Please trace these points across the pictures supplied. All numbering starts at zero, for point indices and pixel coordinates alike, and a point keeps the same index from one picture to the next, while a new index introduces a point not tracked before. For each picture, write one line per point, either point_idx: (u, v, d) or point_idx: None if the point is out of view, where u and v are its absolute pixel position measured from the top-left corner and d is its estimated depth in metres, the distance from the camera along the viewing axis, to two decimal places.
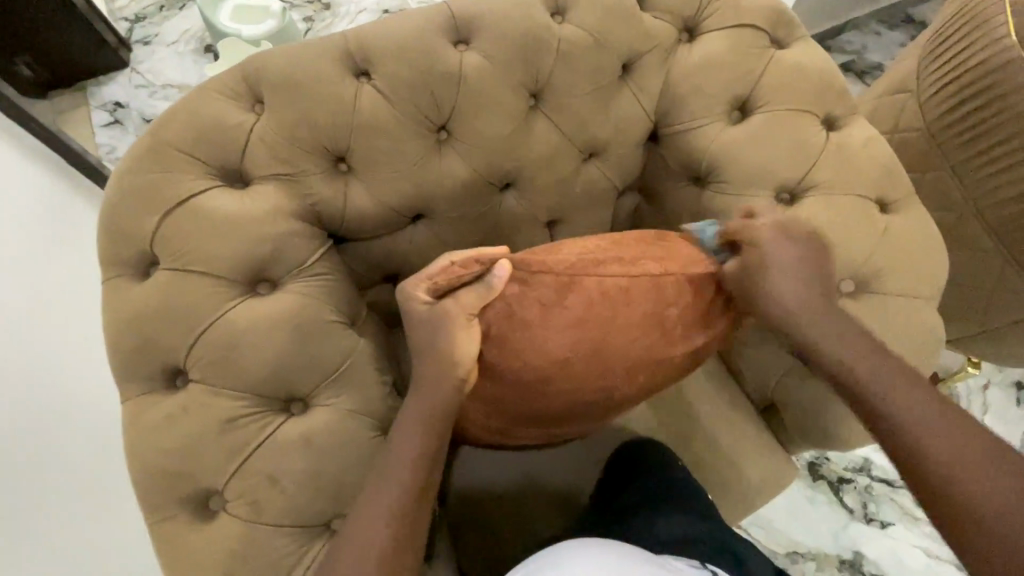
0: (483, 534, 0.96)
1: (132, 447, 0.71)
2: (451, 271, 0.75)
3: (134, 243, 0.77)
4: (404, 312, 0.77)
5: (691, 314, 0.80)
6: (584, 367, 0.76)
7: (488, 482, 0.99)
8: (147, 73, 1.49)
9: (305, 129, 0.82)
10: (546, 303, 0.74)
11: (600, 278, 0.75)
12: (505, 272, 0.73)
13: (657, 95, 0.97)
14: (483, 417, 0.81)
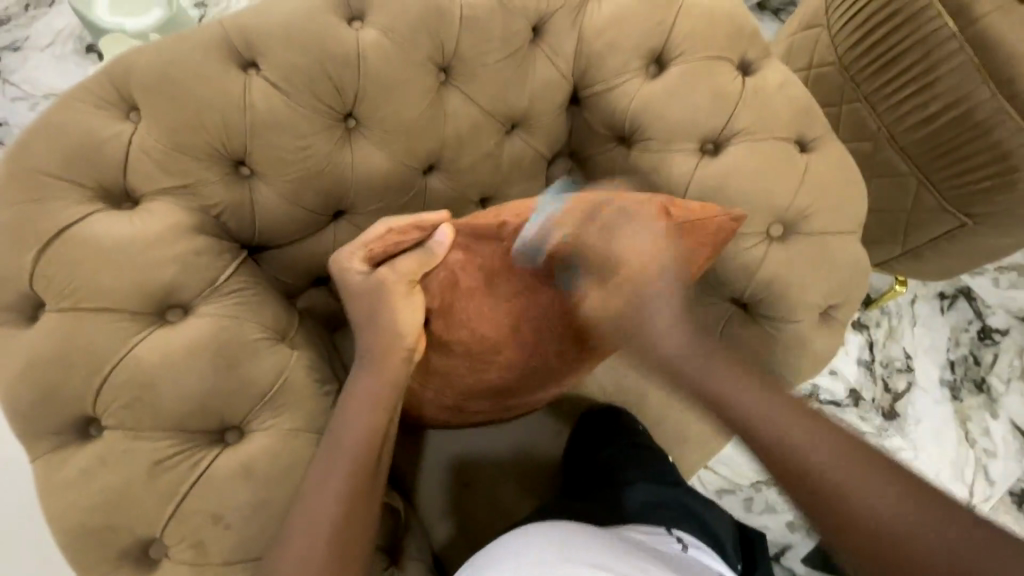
0: (455, 524, 0.95)
1: (50, 509, 0.65)
2: (389, 240, 0.75)
3: (12, 286, 0.68)
4: (338, 280, 0.76)
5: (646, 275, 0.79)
6: (536, 337, 0.77)
7: (453, 471, 0.97)
8: (21, 83, 1.32)
9: (192, 133, 0.74)
10: (490, 275, 0.74)
11: (548, 241, 0.73)
12: (447, 236, 0.73)
13: (573, 56, 0.93)
14: (435, 395, 0.80)
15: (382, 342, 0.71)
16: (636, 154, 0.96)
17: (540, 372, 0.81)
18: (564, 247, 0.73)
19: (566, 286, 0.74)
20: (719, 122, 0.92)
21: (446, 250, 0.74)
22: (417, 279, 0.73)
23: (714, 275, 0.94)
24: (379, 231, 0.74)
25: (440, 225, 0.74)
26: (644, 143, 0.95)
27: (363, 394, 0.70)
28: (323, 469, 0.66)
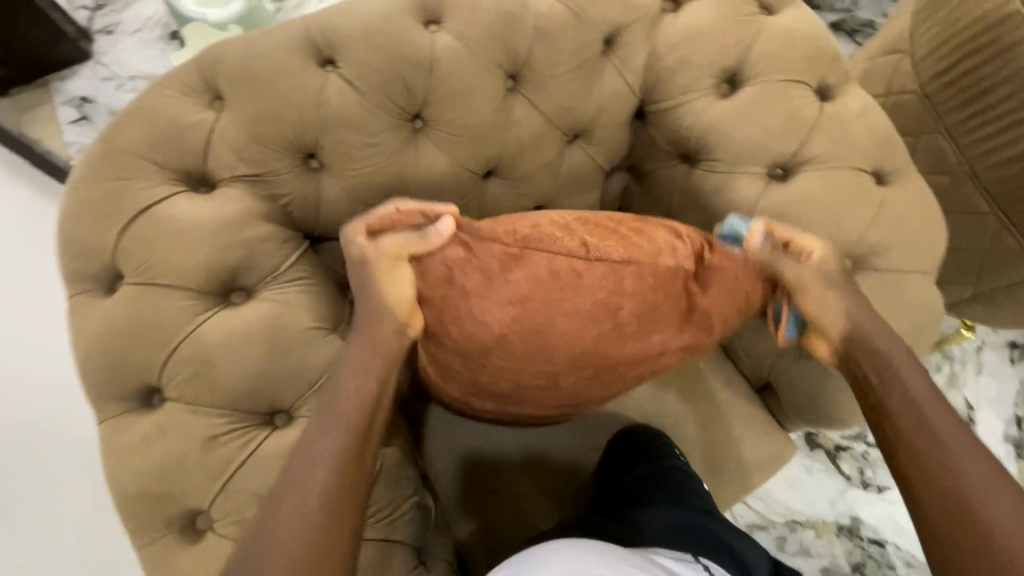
0: (481, 528, 0.95)
1: (111, 470, 0.68)
2: (395, 221, 0.73)
3: (96, 256, 0.72)
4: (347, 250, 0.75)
5: (654, 310, 0.73)
6: (524, 345, 0.71)
7: (483, 475, 0.97)
8: (111, 65, 1.42)
9: (269, 125, 0.77)
10: (489, 273, 0.69)
11: (552, 256, 0.69)
12: (447, 227, 0.69)
13: (643, 70, 0.92)
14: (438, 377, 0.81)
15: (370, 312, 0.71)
16: (699, 175, 0.94)
17: (535, 386, 0.77)
18: (569, 269, 0.69)
19: (561, 313, 0.70)
20: (791, 147, 0.89)
21: (444, 242, 0.69)
22: (408, 257, 0.71)
23: None
24: (387, 211, 0.72)
25: (442, 216, 0.70)
26: (708, 163, 0.92)
27: (342, 390, 0.67)
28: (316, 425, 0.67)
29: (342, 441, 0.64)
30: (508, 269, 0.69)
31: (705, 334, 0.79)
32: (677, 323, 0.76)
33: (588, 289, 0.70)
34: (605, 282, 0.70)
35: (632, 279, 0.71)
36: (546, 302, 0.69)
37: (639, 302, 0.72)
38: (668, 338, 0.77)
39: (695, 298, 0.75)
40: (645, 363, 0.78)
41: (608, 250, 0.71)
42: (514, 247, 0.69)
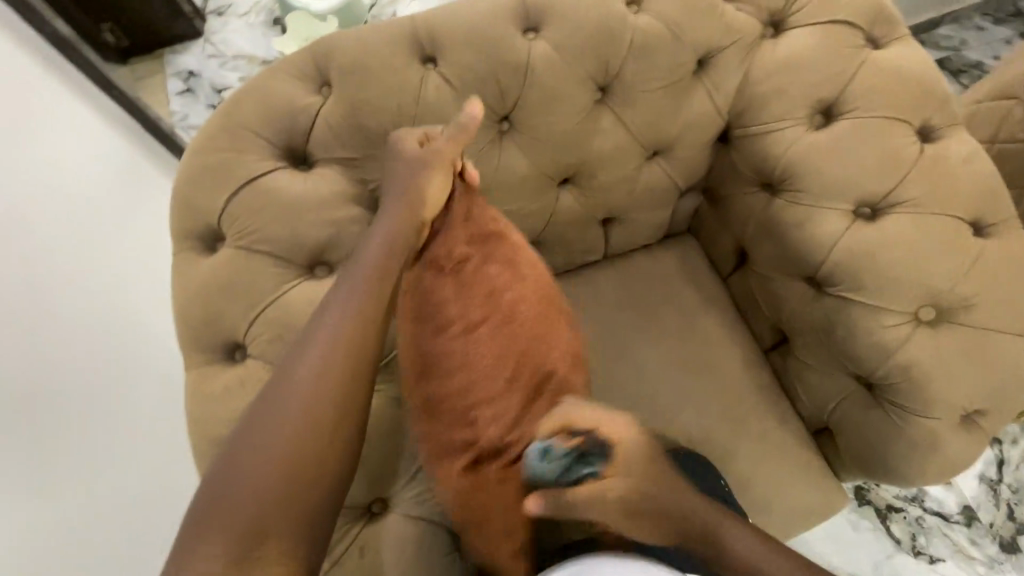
0: None
1: (191, 415, 0.74)
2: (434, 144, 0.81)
3: (203, 218, 0.79)
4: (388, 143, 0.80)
5: (494, 358, 0.74)
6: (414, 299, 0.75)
7: None
8: (218, 44, 1.54)
9: (370, 114, 0.82)
10: (452, 238, 0.77)
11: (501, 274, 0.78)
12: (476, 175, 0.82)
13: (733, 93, 0.92)
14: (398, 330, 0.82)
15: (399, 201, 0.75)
16: (780, 204, 0.92)
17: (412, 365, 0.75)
18: (501, 286, 0.77)
19: (453, 321, 0.74)
20: (884, 186, 0.86)
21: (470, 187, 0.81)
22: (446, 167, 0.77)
23: (837, 344, 0.89)
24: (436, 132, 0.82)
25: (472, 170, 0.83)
26: (791, 194, 0.90)
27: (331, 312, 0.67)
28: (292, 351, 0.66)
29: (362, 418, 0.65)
30: (473, 257, 0.77)
31: (505, 404, 0.73)
32: (490, 407, 0.72)
33: (505, 316, 0.76)
34: (518, 321, 0.76)
35: (535, 329, 0.78)
36: (467, 297, 0.75)
37: (494, 343, 0.74)
38: (508, 412, 0.72)
39: (514, 375, 0.74)
40: (445, 425, 0.73)
41: (537, 308, 0.79)
42: (488, 252, 0.78)
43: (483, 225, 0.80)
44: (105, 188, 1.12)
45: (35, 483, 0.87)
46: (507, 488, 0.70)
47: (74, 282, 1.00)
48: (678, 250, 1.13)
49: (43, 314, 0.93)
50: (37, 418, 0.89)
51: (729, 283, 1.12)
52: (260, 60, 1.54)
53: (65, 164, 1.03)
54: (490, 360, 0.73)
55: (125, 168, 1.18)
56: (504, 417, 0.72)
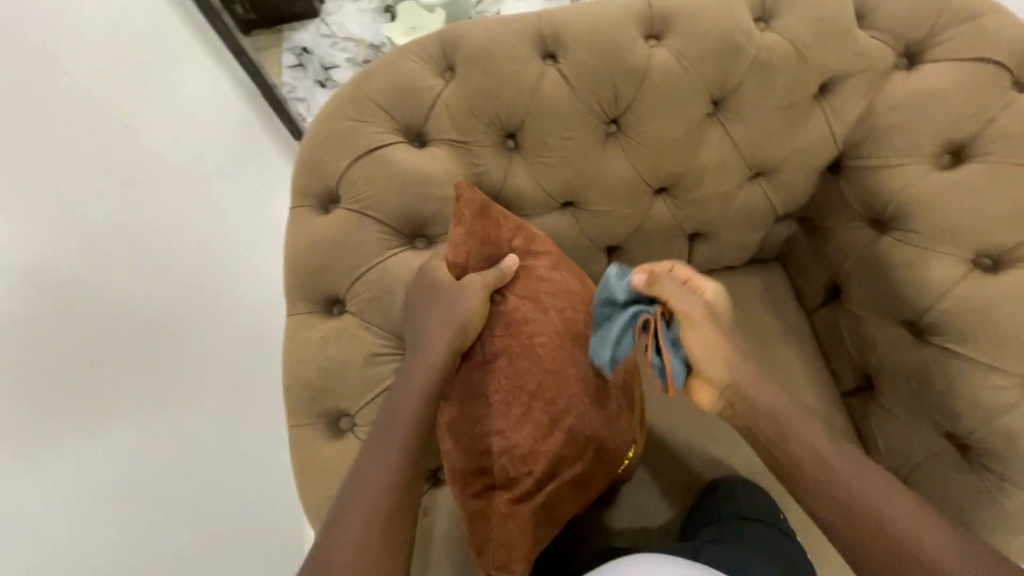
0: None
1: (287, 357, 0.80)
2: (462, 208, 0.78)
3: (322, 179, 0.85)
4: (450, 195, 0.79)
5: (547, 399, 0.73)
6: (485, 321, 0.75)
7: None
8: (333, 24, 1.64)
9: (486, 102, 0.85)
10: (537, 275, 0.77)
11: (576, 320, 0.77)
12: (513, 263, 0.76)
13: (852, 123, 0.89)
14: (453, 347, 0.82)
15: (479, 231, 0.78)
16: (889, 242, 0.88)
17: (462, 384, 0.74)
18: (551, 328, 0.74)
19: (516, 354, 0.73)
20: (1013, 238, 0.80)
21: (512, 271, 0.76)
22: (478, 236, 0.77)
23: (932, 396, 0.83)
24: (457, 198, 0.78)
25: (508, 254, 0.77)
26: (903, 233, 0.86)
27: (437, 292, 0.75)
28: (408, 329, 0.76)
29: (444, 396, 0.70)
30: (531, 290, 0.76)
31: (528, 439, 0.72)
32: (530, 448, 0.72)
33: (543, 359, 0.73)
34: (558, 366, 0.73)
35: (574, 378, 0.74)
36: (511, 328, 0.74)
37: (521, 383, 0.72)
38: (527, 452, 0.72)
39: (539, 420, 0.72)
40: (475, 450, 0.73)
41: (582, 361, 0.75)
42: (547, 289, 0.76)
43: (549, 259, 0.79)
44: (244, 166, 1.34)
45: (169, 388, 1.02)
46: (520, 516, 0.72)
47: (213, 237, 1.21)
48: (763, 276, 1.10)
49: (188, 256, 1.14)
50: (137, 350, 0.98)
51: (813, 318, 1.08)
52: (369, 43, 1.63)
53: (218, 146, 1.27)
54: (514, 393, 0.72)
55: (261, 152, 1.41)
56: (523, 452, 0.72)
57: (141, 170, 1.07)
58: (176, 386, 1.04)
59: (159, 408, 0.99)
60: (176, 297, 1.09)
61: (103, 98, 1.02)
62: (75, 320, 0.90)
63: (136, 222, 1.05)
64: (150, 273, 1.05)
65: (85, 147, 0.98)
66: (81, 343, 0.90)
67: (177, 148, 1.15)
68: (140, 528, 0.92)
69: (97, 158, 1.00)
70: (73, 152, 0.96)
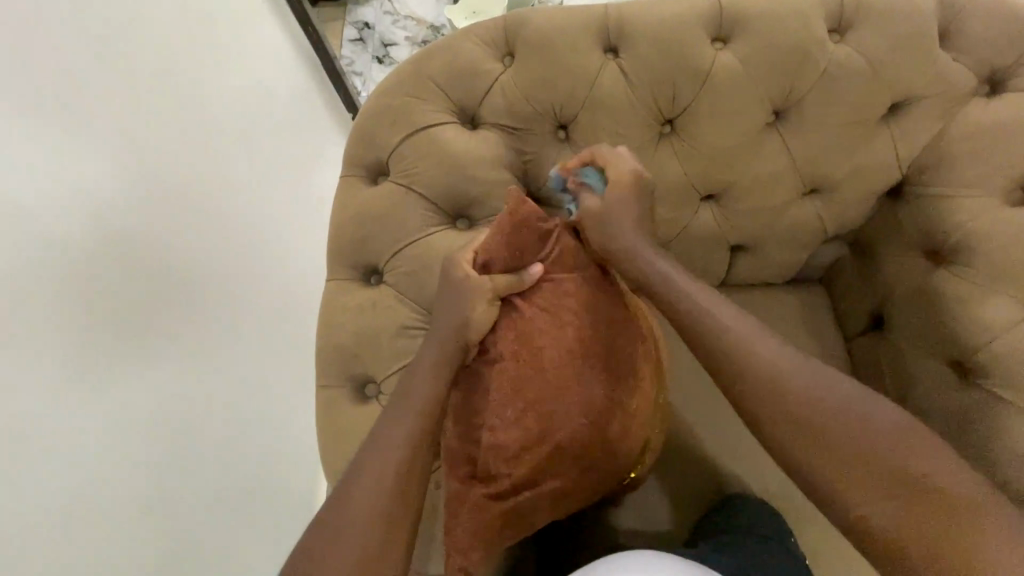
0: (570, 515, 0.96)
1: (322, 319, 0.83)
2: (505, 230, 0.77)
3: (374, 151, 0.87)
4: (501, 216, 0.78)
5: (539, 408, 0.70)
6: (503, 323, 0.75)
7: None
8: (395, 2, 1.66)
9: (542, 90, 0.85)
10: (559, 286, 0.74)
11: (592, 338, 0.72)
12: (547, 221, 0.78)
13: (920, 148, 0.85)
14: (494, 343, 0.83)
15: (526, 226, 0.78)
16: (944, 275, 0.84)
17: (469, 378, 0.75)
18: (561, 340, 0.71)
19: (518, 360, 0.71)
20: None
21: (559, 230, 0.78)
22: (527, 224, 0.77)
23: (969, 440, 0.80)
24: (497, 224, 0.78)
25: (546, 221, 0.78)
26: (960, 267, 0.83)
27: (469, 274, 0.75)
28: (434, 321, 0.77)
29: None
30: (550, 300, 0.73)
31: (514, 444, 0.69)
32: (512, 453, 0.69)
33: (546, 368, 0.70)
34: (561, 378, 0.70)
35: (575, 395, 0.70)
36: (522, 333, 0.72)
37: (520, 388, 0.70)
38: (512, 457, 0.70)
39: (531, 427, 0.69)
40: (466, 444, 0.73)
41: (590, 380, 0.71)
42: (566, 302, 0.73)
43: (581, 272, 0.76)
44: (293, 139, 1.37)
45: (208, 346, 1.06)
46: (488, 515, 0.71)
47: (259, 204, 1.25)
48: (802, 296, 1.07)
49: (236, 220, 1.17)
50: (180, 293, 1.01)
51: (850, 346, 1.04)
52: (429, 23, 1.65)
53: (270, 117, 1.30)
54: (511, 398, 0.70)
55: (310, 125, 1.44)
56: (508, 455, 0.70)
57: (198, 135, 1.10)
58: (213, 346, 1.07)
59: (197, 365, 1.02)
60: (220, 260, 1.12)
61: (166, 63, 1.05)
62: (130, 273, 0.93)
63: (191, 184, 1.08)
64: (198, 234, 1.08)
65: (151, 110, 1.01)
66: (133, 294, 0.93)
67: (231, 117, 1.19)
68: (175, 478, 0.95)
69: (160, 121, 1.03)
70: (140, 113, 0.99)
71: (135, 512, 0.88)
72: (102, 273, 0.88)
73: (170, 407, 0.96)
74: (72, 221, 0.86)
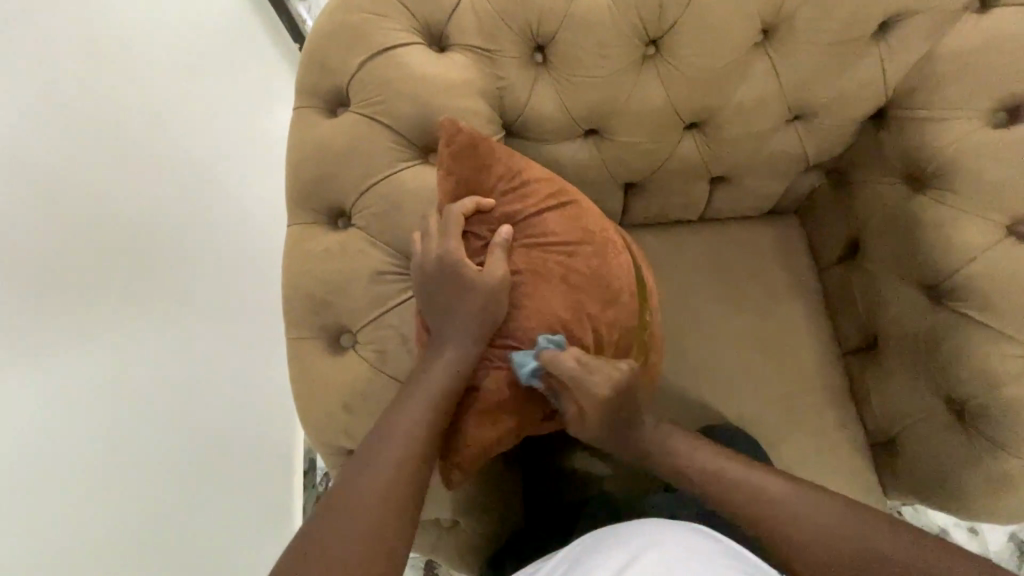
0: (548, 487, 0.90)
1: (288, 266, 0.76)
2: (455, 182, 0.69)
3: (331, 77, 0.77)
4: (446, 185, 0.69)
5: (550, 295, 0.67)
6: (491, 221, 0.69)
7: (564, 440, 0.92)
8: None
9: (516, 6, 0.76)
10: (533, 177, 0.71)
11: (571, 219, 0.71)
12: (490, 181, 0.70)
13: (906, 71, 0.83)
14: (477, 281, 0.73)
15: (475, 163, 0.69)
16: (923, 201, 0.84)
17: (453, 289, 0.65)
18: (540, 265, 0.68)
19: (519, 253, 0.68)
20: None
21: (495, 184, 0.70)
22: (473, 176, 0.69)
23: (941, 364, 0.83)
24: (442, 181, 0.69)
25: (487, 177, 0.70)
26: (940, 193, 0.83)
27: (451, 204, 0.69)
28: (423, 267, 0.67)
29: (462, 323, 0.65)
30: (529, 233, 0.69)
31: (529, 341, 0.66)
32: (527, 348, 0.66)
33: (534, 267, 0.68)
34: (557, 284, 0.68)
35: (581, 275, 0.69)
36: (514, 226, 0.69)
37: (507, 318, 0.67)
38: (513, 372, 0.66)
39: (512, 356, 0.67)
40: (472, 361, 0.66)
41: (585, 258, 0.69)
42: (538, 232, 0.69)
43: (546, 188, 0.72)
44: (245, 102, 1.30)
45: (176, 341, 0.98)
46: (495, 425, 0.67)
47: (226, 173, 1.20)
48: (779, 229, 1.07)
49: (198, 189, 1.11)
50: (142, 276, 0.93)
51: (824, 276, 1.05)
52: None
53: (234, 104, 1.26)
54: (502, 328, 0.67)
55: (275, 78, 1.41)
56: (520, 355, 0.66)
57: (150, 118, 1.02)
58: (182, 343, 0.99)
59: (176, 338, 0.98)
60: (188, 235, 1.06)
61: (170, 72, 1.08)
62: (154, 278, 0.96)
63: (160, 162, 1.03)
64: (159, 207, 1.00)
65: (128, 94, 0.98)
66: (160, 299, 0.96)
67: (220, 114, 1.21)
68: (174, 485, 0.92)
69: (137, 119, 0.99)
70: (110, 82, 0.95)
71: (143, 506, 0.85)
72: (83, 242, 0.84)
73: (173, 379, 0.96)
74: (49, 196, 0.80)
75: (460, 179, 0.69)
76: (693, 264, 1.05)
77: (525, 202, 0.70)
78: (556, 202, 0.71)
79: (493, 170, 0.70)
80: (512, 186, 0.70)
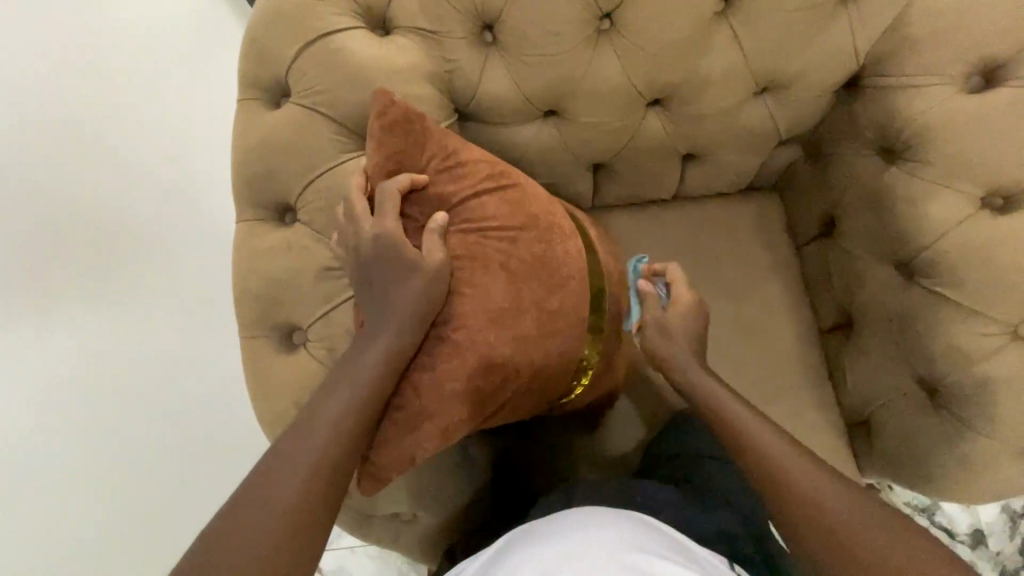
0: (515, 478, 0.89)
1: (236, 264, 0.75)
2: (389, 165, 0.67)
3: (271, 68, 0.75)
4: (381, 169, 0.67)
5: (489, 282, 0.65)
6: (428, 204, 0.67)
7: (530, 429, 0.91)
8: None
9: None
10: (472, 159, 0.69)
11: (513, 201, 0.69)
12: (426, 163, 0.68)
13: (878, 36, 0.78)
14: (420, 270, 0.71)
15: (410, 147, 0.67)
16: (895, 174, 0.81)
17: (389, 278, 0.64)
18: (479, 250, 0.66)
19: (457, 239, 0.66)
20: None
21: (432, 166, 0.68)
22: (409, 160, 0.67)
23: (913, 343, 0.81)
24: (377, 165, 0.67)
25: (423, 160, 0.68)
26: (911, 164, 0.79)
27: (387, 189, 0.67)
28: (361, 257, 0.66)
29: (404, 317, 0.63)
30: (467, 217, 0.67)
31: (468, 330, 0.64)
32: (466, 336, 0.64)
33: (473, 252, 0.66)
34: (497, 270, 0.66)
35: (521, 260, 0.67)
36: (453, 210, 0.67)
37: (447, 307, 0.66)
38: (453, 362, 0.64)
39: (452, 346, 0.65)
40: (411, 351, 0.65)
41: (527, 242, 0.67)
42: (477, 216, 0.67)
43: (485, 168, 0.69)
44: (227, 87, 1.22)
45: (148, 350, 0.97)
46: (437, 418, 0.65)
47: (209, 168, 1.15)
48: (754, 207, 1.04)
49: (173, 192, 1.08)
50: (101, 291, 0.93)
51: (802, 253, 1.02)
52: None
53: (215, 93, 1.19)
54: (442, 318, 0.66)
55: None
56: (458, 345, 0.64)
57: (91, 127, 0.99)
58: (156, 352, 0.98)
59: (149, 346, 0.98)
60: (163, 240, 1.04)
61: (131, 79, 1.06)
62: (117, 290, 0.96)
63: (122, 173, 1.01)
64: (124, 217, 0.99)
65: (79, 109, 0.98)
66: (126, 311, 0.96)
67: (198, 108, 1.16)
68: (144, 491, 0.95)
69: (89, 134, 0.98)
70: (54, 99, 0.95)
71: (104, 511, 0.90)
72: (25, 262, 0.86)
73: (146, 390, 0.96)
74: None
75: (396, 163, 0.67)
76: (663, 245, 1.02)
77: (464, 185, 0.68)
78: (496, 185, 0.69)
79: (430, 152, 0.68)
80: (450, 168, 0.68)
